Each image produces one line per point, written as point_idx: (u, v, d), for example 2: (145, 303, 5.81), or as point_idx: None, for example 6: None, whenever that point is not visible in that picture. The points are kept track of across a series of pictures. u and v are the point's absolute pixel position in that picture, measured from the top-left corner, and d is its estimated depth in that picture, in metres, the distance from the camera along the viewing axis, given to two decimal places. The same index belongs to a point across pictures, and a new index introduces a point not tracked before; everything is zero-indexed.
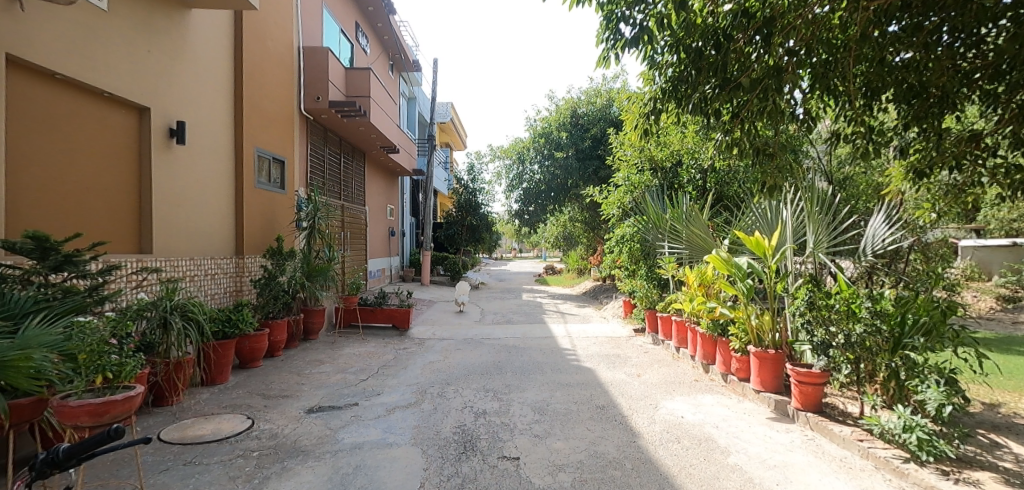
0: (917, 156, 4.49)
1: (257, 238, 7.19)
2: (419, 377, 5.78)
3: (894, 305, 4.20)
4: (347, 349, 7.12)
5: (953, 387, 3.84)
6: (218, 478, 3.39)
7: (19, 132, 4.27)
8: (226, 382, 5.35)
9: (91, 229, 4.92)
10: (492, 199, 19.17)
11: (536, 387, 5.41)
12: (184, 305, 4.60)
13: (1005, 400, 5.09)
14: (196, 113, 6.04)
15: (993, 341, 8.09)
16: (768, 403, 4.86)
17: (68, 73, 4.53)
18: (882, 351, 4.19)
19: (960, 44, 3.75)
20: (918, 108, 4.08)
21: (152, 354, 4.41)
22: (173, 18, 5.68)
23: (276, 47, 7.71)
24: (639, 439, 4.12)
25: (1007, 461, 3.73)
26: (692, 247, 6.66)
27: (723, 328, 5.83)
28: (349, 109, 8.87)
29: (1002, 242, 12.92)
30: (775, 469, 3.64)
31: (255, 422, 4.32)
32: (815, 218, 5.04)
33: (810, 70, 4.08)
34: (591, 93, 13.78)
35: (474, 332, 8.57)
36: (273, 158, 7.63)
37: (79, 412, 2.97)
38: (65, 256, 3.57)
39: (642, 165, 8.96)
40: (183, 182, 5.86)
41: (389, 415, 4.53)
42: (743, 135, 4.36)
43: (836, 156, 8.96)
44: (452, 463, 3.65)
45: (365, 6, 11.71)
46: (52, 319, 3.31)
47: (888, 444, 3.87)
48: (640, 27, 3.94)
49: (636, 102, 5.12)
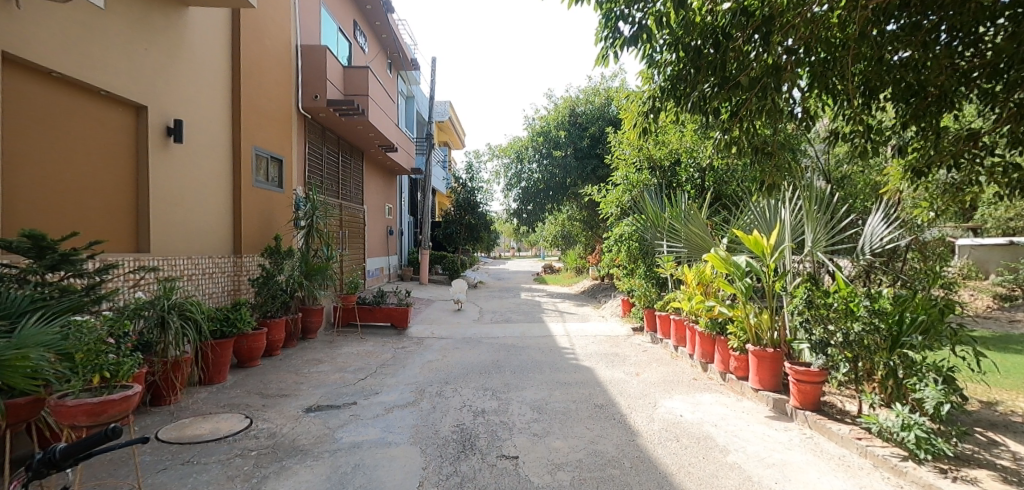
0: (915, 155, 4.50)
1: (255, 238, 7.18)
2: (417, 376, 5.77)
3: (892, 304, 4.22)
4: (346, 348, 7.11)
5: (951, 386, 3.84)
6: (216, 478, 3.38)
7: (15, 130, 4.25)
8: (224, 382, 5.33)
9: (88, 228, 4.90)
10: (490, 198, 19.15)
11: (535, 386, 5.41)
12: (181, 304, 4.59)
13: (1003, 398, 5.09)
14: (194, 112, 6.03)
15: (990, 340, 8.11)
16: (767, 402, 4.86)
17: (65, 71, 4.51)
18: (880, 350, 4.17)
19: (959, 44, 3.78)
20: (916, 107, 4.08)
21: (149, 353, 4.39)
22: (171, 17, 5.67)
23: (275, 45, 7.70)
24: (638, 437, 4.12)
25: (1004, 459, 3.74)
26: (691, 246, 6.67)
27: (721, 327, 5.83)
28: (348, 108, 8.86)
29: (999, 242, 12.93)
30: (774, 467, 3.64)
31: (253, 421, 4.30)
32: (814, 216, 5.05)
33: (808, 69, 4.08)
34: (590, 92, 13.77)
35: (472, 331, 8.57)
36: (271, 157, 7.62)
37: (76, 412, 2.96)
38: (62, 255, 3.55)
39: (640, 164, 8.97)
40: (180, 181, 5.84)
41: (388, 415, 4.52)
42: (742, 134, 4.35)
43: (835, 155, 8.97)
44: (451, 462, 3.64)
45: (364, 4, 11.70)
46: (48, 318, 3.29)
47: (887, 442, 3.87)
48: (639, 25, 3.94)
49: (634, 101, 5.11)
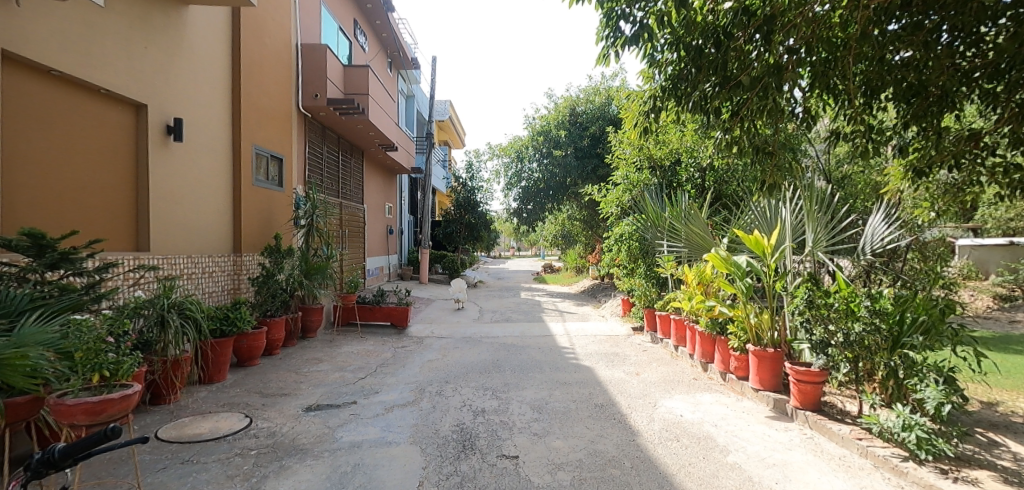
0: (916, 155, 4.49)
1: (255, 236, 7.18)
2: (417, 376, 5.76)
3: (894, 304, 4.22)
4: (346, 347, 7.11)
5: (952, 386, 3.83)
6: (216, 477, 3.38)
7: (15, 129, 4.24)
8: (223, 381, 5.33)
9: (88, 227, 4.89)
10: (491, 197, 19.14)
11: (535, 386, 5.41)
12: (181, 303, 4.60)
13: (1003, 399, 5.09)
14: (194, 110, 6.02)
15: (991, 340, 8.11)
16: (767, 402, 4.86)
17: (64, 69, 4.50)
18: (881, 350, 4.17)
19: (960, 44, 3.75)
20: (917, 107, 4.07)
21: (149, 352, 4.37)
22: (171, 15, 5.66)
23: (275, 44, 7.68)
24: (638, 437, 4.12)
25: (1005, 460, 3.73)
26: (691, 246, 6.66)
27: (721, 326, 5.83)
28: (348, 107, 8.85)
29: (999, 242, 12.92)
30: (775, 468, 3.64)
31: (253, 420, 4.30)
32: (814, 216, 5.04)
33: (809, 68, 4.07)
34: (590, 91, 13.77)
35: (472, 330, 8.56)
36: (271, 156, 7.61)
37: (75, 411, 2.95)
38: (62, 254, 3.54)
39: (641, 163, 8.96)
40: (180, 180, 5.83)
41: (388, 414, 4.52)
42: (742, 134, 4.33)
43: (835, 155, 8.97)
44: (451, 462, 3.64)
45: (364, 3, 11.68)
46: (48, 317, 3.28)
47: (888, 442, 3.87)
48: (639, 24, 3.93)
49: (635, 100, 5.10)
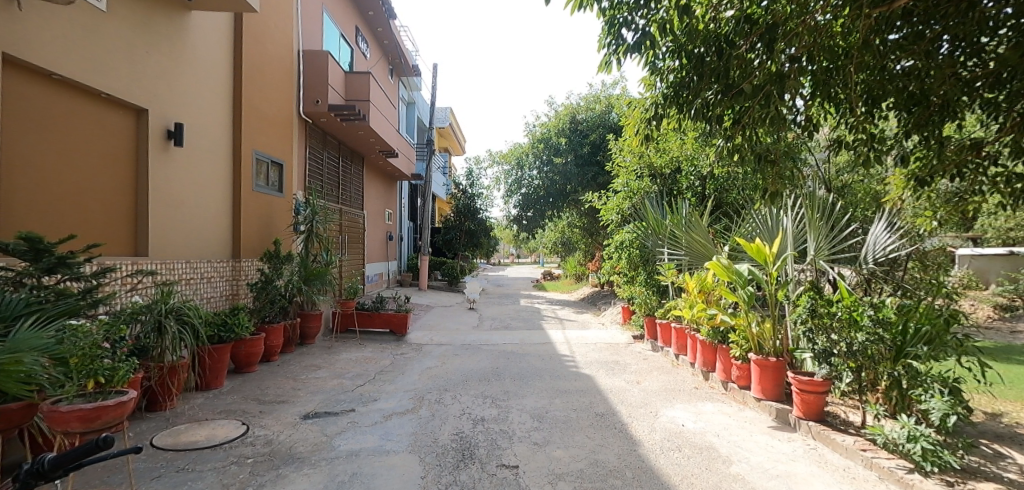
0: (917, 163, 4.44)
1: (254, 242, 7.14)
2: (416, 383, 5.72)
3: (896, 313, 4.14)
4: (344, 354, 7.05)
5: (957, 397, 3.76)
6: (211, 486, 3.33)
7: (14, 134, 4.21)
8: (220, 387, 5.28)
9: (85, 231, 4.84)
10: (490, 204, 19.05)
11: (535, 394, 5.37)
12: (178, 308, 4.54)
13: (1007, 410, 5.07)
14: (194, 114, 6.00)
15: (995, 351, 8.12)
16: (769, 411, 4.82)
17: (65, 73, 4.49)
18: (884, 360, 4.12)
19: (960, 53, 3.73)
20: (919, 116, 3.99)
21: (146, 358, 4.33)
22: (174, 20, 5.66)
23: (277, 50, 7.71)
24: (639, 447, 4.07)
25: (1012, 472, 3.69)
26: (693, 254, 6.65)
27: (723, 336, 5.75)
28: (349, 113, 8.91)
29: (999, 251, 12.82)
30: (778, 479, 3.60)
31: (250, 428, 4.25)
32: (816, 225, 5.07)
33: (812, 77, 4.03)
34: (590, 99, 13.83)
35: (471, 337, 8.53)
36: (271, 162, 7.59)
37: (69, 417, 2.89)
38: (59, 258, 3.55)
39: (640, 171, 9.00)
40: (179, 184, 5.80)
41: (386, 422, 4.47)
42: (743, 142, 4.25)
43: (835, 163, 9.12)
44: (450, 471, 3.59)
45: (366, 11, 11.75)
46: (44, 322, 3.24)
47: (892, 454, 3.84)
48: (642, 32, 3.99)
49: (635, 107, 5.07)
